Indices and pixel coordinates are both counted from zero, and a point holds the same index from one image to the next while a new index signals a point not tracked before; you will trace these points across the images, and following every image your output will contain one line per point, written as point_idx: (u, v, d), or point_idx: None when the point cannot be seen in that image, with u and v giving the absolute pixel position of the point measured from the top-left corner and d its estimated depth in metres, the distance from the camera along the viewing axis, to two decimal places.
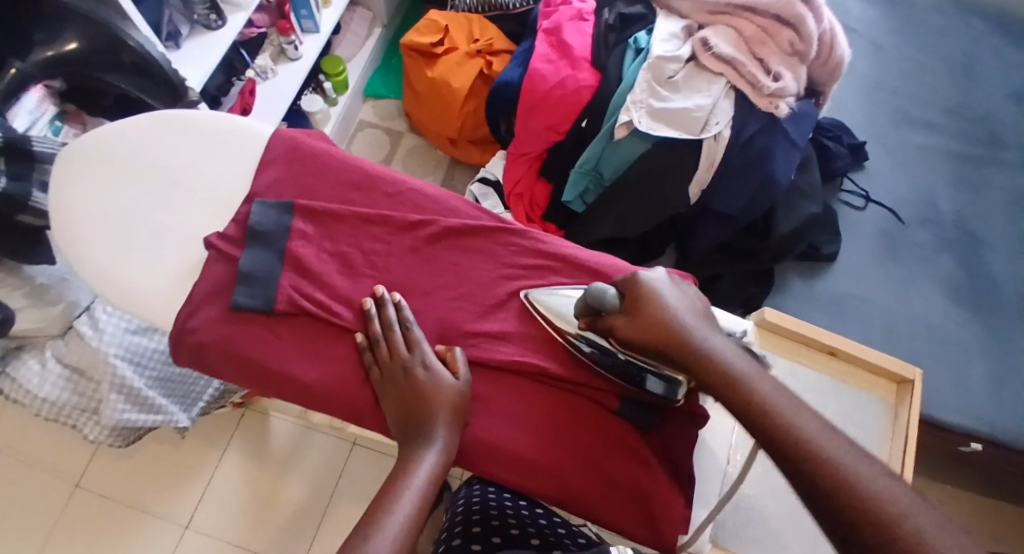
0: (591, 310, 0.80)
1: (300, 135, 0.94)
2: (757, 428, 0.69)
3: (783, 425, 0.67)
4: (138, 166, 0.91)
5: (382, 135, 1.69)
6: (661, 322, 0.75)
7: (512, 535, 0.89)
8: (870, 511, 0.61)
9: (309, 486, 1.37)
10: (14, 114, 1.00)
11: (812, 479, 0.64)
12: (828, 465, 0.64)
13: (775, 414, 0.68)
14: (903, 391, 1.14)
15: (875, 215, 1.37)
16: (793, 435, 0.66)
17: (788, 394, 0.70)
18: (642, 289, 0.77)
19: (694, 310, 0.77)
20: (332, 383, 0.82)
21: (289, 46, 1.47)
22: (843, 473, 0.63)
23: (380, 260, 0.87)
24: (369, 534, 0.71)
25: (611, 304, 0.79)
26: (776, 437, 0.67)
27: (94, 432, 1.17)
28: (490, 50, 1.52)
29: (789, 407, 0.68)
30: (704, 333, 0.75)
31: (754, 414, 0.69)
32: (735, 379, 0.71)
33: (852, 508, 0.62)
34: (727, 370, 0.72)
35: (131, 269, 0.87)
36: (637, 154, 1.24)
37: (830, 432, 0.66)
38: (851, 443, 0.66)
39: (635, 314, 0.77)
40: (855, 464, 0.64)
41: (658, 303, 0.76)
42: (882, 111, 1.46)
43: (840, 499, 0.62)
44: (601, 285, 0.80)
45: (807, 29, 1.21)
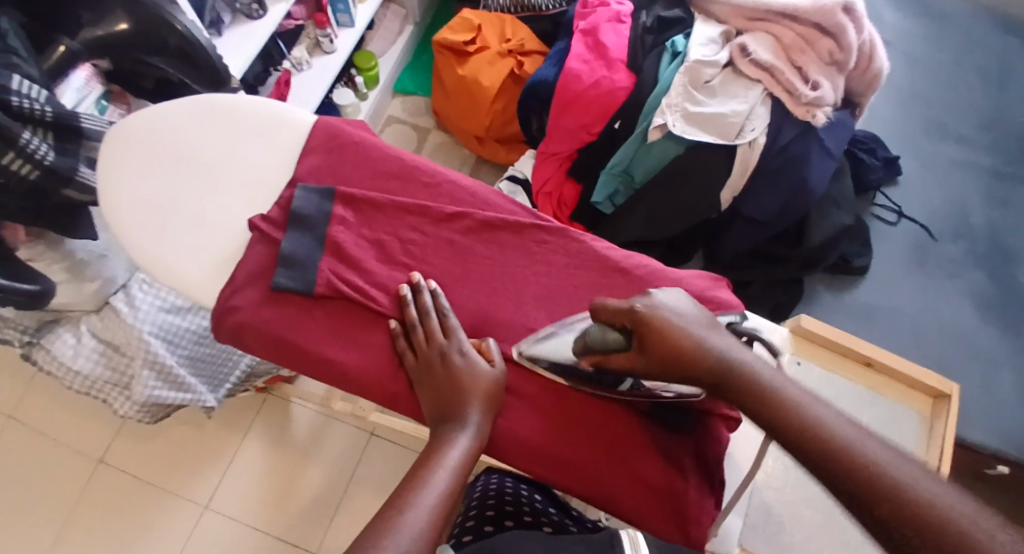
0: (594, 349, 0.78)
1: (341, 124, 0.95)
2: (791, 444, 0.67)
3: (816, 436, 0.66)
4: (182, 150, 0.93)
5: (411, 132, 1.71)
6: (670, 342, 0.74)
7: (524, 521, 0.92)
8: (915, 514, 0.60)
9: (328, 472, 1.39)
10: (62, 91, 1.01)
11: (850, 486, 0.63)
12: (865, 472, 0.63)
13: (809, 428, 0.67)
14: (940, 405, 1.14)
15: (908, 230, 1.36)
16: (827, 446, 0.65)
17: (820, 401, 0.69)
18: (638, 311, 0.76)
19: (705, 329, 0.76)
20: (368, 367, 0.84)
21: (325, 39, 1.48)
22: (881, 477, 0.62)
23: (417, 248, 0.89)
24: (404, 508, 0.71)
25: (613, 340, 0.77)
26: (812, 451, 0.66)
27: (124, 406, 1.21)
28: (522, 50, 1.53)
29: (819, 415, 0.67)
30: (722, 346, 0.74)
31: (780, 423, 0.68)
32: (762, 389, 0.70)
33: (895, 513, 0.61)
34: (753, 380, 0.71)
35: (174, 247, 0.89)
36: (670, 156, 1.24)
37: (864, 434, 0.65)
38: (888, 445, 0.65)
39: (639, 343, 0.75)
40: (897, 468, 0.62)
41: (668, 330, 0.74)
42: (916, 123, 1.45)
43: (887, 511, 0.61)
44: (592, 326, 0.79)
45: (847, 38, 1.19)
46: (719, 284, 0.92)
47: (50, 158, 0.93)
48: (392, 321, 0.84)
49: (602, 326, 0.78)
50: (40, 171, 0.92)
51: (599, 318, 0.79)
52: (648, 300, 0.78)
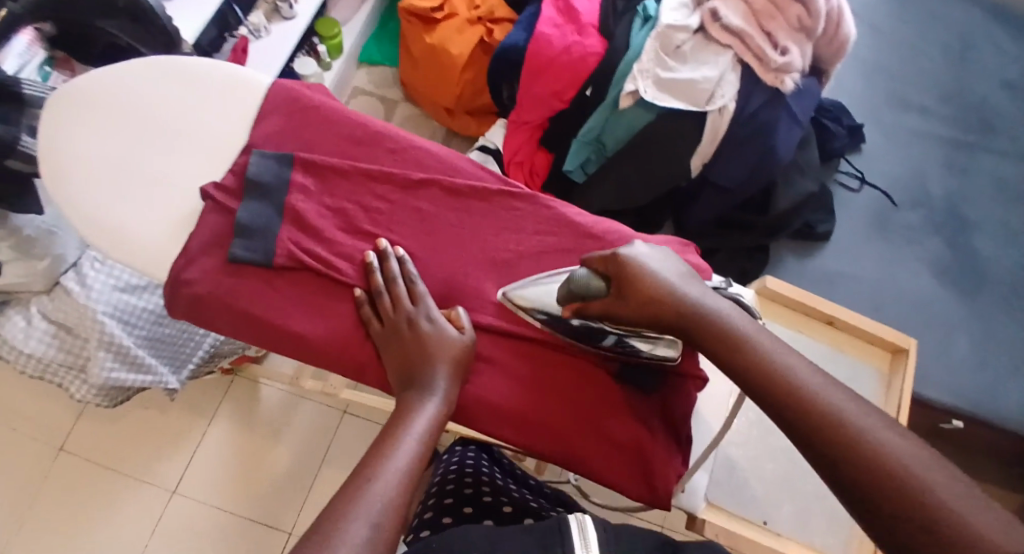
0: (575, 295, 0.78)
1: (300, 87, 0.91)
2: (757, 390, 0.68)
3: (783, 381, 0.67)
4: (132, 113, 0.88)
5: (377, 103, 1.66)
6: (645, 286, 0.74)
7: (482, 506, 0.90)
8: (866, 454, 0.61)
9: (298, 452, 1.35)
10: (4, 57, 0.96)
11: (808, 431, 0.64)
12: (825, 417, 0.64)
13: (777, 374, 0.68)
14: (898, 361, 1.14)
15: (869, 197, 1.36)
16: (793, 391, 0.66)
17: (789, 350, 0.70)
18: (620, 255, 0.76)
19: (682, 279, 0.76)
20: (332, 338, 0.80)
21: (285, 4, 1.43)
22: (840, 423, 0.63)
23: (383, 217, 0.85)
24: (372, 478, 0.68)
25: (595, 286, 0.77)
26: (778, 396, 0.67)
27: (81, 390, 1.15)
28: (492, 18, 1.47)
29: (787, 362, 0.68)
30: (697, 296, 0.74)
31: (748, 371, 0.69)
32: (733, 339, 0.71)
33: (850, 458, 0.61)
34: (724, 330, 0.72)
35: (124, 219, 0.85)
36: (642, 123, 1.21)
37: (829, 384, 0.66)
38: (850, 394, 0.65)
39: (619, 286, 0.76)
40: (855, 414, 0.63)
41: (647, 276, 0.75)
42: (879, 93, 1.44)
43: (842, 452, 0.62)
44: (578, 270, 0.78)
45: (816, 4, 1.17)
46: (687, 248, 0.91)
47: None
48: (358, 289, 0.81)
49: (588, 271, 0.78)
50: None
51: (587, 266, 0.79)
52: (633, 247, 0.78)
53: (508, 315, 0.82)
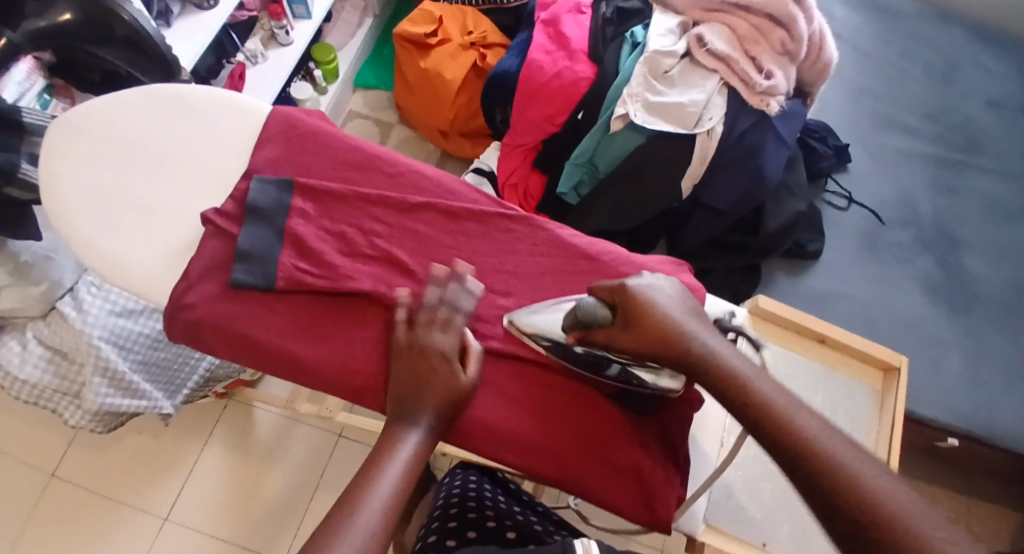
0: (582, 324, 0.78)
1: (298, 113, 0.92)
2: (756, 429, 0.67)
3: (782, 422, 0.66)
4: (134, 139, 0.89)
5: (373, 126, 1.68)
6: (652, 319, 0.74)
7: (486, 529, 0.90)
8: (862, 499, 0.60)
9: (294, 478, 1.35)
10: (4, 84, 0.96)
11: (807, 475, 0.63)
12: (824, 462, 0.63)
13: (777, 415, 0.66)
14: (890, 379, 1.15)
15: (859, 216, 1.38)
16: (792, 432, 0.65)
17: (787, 392, 0.69)
18: (630, 288, 0.77)
19: (687, 315, 0.76)
20: (328, 362, 0.81)
21: (281, 31, 1.44)
22: (839, 468, 0.62)
23: (381, 240, 0.86)
24: (355, 509, 0.69)
25: (601, 316, 0.77)
26: (775, 435, 0.66)
27: (75, 415, 1.14)
28: (484, 43, 1.51)
29: (788, 404, 0.67)
30: (700, 332, 0.74)
31: (750, 413, 0.68)
32: (732, 377, 0.70)
33: (849, 503, 0.60)
34: (724, 369, 0.71)
35: (123, 244, 0.85)
36: (633, 146, 1.23)
37: (828, 429, 0.65)
38: (849, 439, 0.64)
39: (625, 317, 0.76)
40: (854, 460, 0.62)
41: (652, 309, 0.75)
42: (865, 116, 1.46)
43: (838, 495, 0.61)
44: (585, 299, 0.79)
45: (798, 29, 1.20)
46: (681, 268, 0.92)
47: None
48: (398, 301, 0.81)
49: (596, 300, 0.78)
50: None
51: (596, 296, 0.79)
52: (643, 281, 0.78)
53: (509, 339, 0.83)
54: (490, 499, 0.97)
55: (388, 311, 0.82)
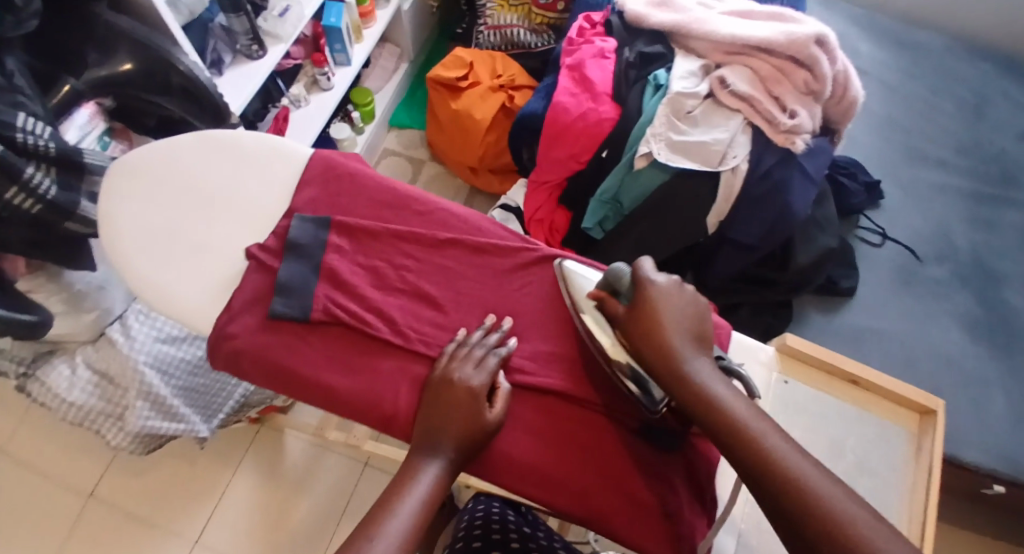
0: (609, 287, 0.85)
1: (337, 156, 0.98)
2: (731, 449, 0.73)
3: (754, 445, 0.72)
4: (185, 178, 0.95)
5: (406, 162, 1.74)
6: (659, 319, 0.79)
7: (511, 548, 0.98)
8: (829, 523, 0.66)
9: (321, 504, 1.39)
10: (66, 128, 1.02)
11: (780, 501, 0.69)
12: (796, 489, 0.68)
13: (750, 440, 0.72)
14: (926, 422, 1.07)
15: (894, 252, 1.39)
16: (763, 456, 0.71)
17: (761, 416, 0.74)
18: (651, 282, 0.82)
19: (687, 324, 0.80)
20: (359, 392, 0.85)
21: (323, 77, 1.50)
22: (810, 495, 0.68)
23: (411, 275, 0.91)
24: (373, 538, 0.73)
25: (624, 292, 0.84)
26: (747, 457, 0.72)
27: (118, 437, 1.20)
28: (512, 85, 1.57)
29: (760, 428, 0.73)
30: (692, 350, 0.78)
31: (729, 437, 0.73)
32: (708, 398, 0.75)
33: (818, 530, 0.66)
34: (702, 391, 0.76)
35: (174, 278, 0.91)
36: (657, 184, 1.27)
37: (796, 452, 0.71)
38: (815, 462, 0.70)
39: (636, 305, 0.81)
40: (819, 484, 0.68)
41: (659, 309, 0.80)
42: (895, 151, 1.48)
43: (805, 518, 0.67)
44: (619, 265, 0.85)
45: (821, 69, 1.22)
46: None
47: (53, 192, 0.94)
48: (443, 347, 0.86)
49: (626, 270, 0.85)
50: (43, 205, 0.94)
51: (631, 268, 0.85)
52: (669, 278, 0.83)
53: (531, 373, 0.87)
54: (513, 522, 1.03)
55: (414, 344, 0.86)
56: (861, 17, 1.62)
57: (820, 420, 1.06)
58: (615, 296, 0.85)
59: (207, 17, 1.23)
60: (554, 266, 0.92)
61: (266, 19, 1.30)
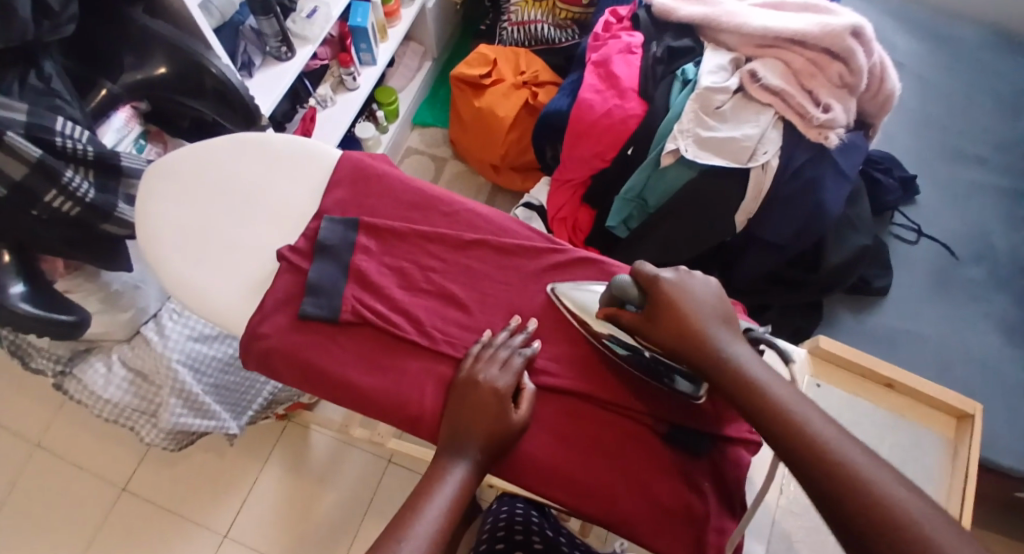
0: (616, 300, 0.85)
1: (365, 157, 0.99)
2: (773, 433, 0.72)
3: (796, 428, 0.71)
4: (220, 180, 0.97)
5: (429, 162, 1.74)
6: (680, 314, 0.80)
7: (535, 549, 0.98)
8: (874, 505, 0.65)
9: (345, 501, 1.40)
10: (103, 132, 1.05)
11: (820, 479, 0.68)
12: (835, 468, 0.68)
13: (792, 422, 0.72)
14: (964, 428, 1.05)
15: (929, 250, 1.37)
16: (806, 438, 0.70)
17: (804, 400, 0.74)
18: (660, 280, 0.82)
19: (715, 317, 0.80)
20: (387, 393, 0.85)
21: (349, 77, 1.52)
22: (848, 473, 0.67)
23: (437, 276, 0.91)
24: (402, 539, 0.74)
25: (635, 300, 0.83)
26: (789, 440, 0.71)
27: (151, 433, 1.22)
28: (536, 82, 1.57)
29: (802, 411, 0.72)
30: (726, 339, 0.79)
31: (766, 417, 0.73)
32: (748, 383, 0.75)
33: (862, 512, 0.65)
34: (743, 376, 0.76)
35: (206, 278, 0.93)
36: (684, 180, 1.26)
37: (841, 435, 0.70)
38: (859, 445, 0.69)
39: (653, 308, 0.82)
40: (864, 465, 0.67)
41: (684, 302, 0.81)
42: (932, 147, 1.46)
43: (848, 499, 0.66)
44: (621, 276, 0.85)
45: (857, 62, 1.20)
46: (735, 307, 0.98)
47: (91, 196, 0.97)
48: (469, 348, 0.86)
49: (629, 277, 0.85)
50: (81, 208, 0.96)
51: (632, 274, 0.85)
52: (676, 272, 0.84)
53: (555, 374, 0.87)
54: (536, 524, 1.04)
55: (440, 344, 0.87)
56: (897, 9, 1.60)
57: (852, 423, 1.05)
58: (623, 306, 0.84)
59: (238, 20, 1.25)
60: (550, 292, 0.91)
61: (295, 20, 1.31)
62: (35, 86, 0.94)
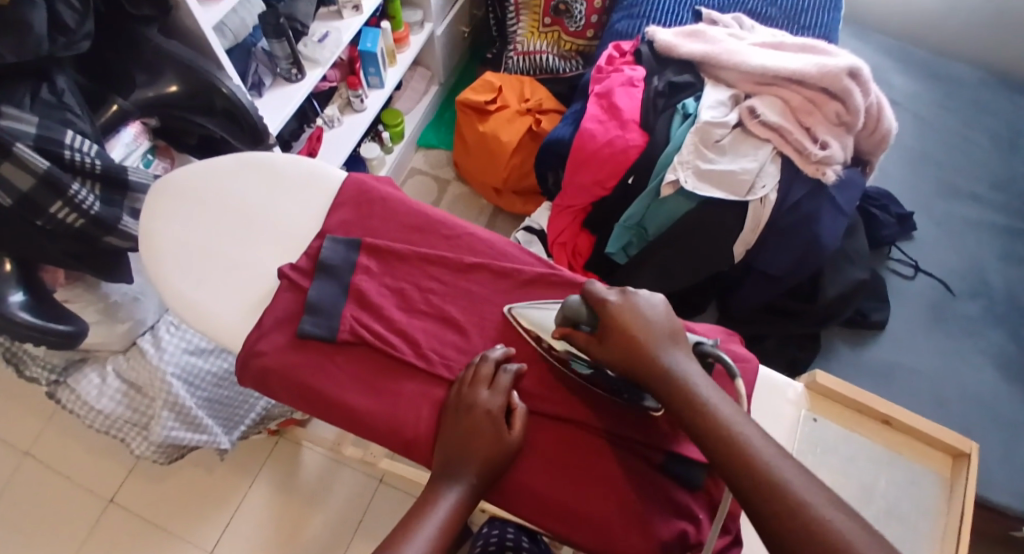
0: (569, 321, 0.85)
1: (369, 179, 1.00)
2: (714, 453, 0.73)
3: (737, 449, 0.72)
4: (223, 200, 0.98)
5: (432, 182, 1.76)
6: (630, 335, 0.80)
7: None
8: (811, 527, 0.67)
9: (334, 520, 1.39)
10: (113, 145, 1.06)
11: (770, 516, 0.69)
12: (787, 500, 0.69)
13: (733, 442, 0.73)
14: (959, 465, 1.05)
15: (924, 286, 1.38)
16: (746, 459, 0.72)
17: (746, 418, 0.75)
18: (607, 301, 0.82)
19: (666, 332, 0.81)
20: (383, 415, 0.85)
21: (355, 99, 1.53)
22: (786, 492, 0.69)
23: (436, 298, 0.92)
24: None
25: (587, 318, 0.83)
26: (731, 461, 0.72)
27: (141, 445, 1.22)
28: (540, 109, 1.59)
29: (743, 430, 0.74)
30: (677, 354, 0.79)
31: (714, 443, 0.74)
32: (693, 400, 0.76)
33: (800, 532, 0.67)
34: (688, 392, 0.76)
35: (207, 294, 0.93)
36: (682, 212, 1.27)
37: (779, 453, 0.72)
38: (795, 463, 0.72)
39: (604, 330, 0.81)
40: (800, 485, 0.70)
41: (636, 317, 0.81)
42: (928, 183, 1.48)
43: (785, 522, 0.68)
44: (573, 297, 0.85)
45: (854, 101, 1.22)
46: (732, 338, 1.00)
47: (97, 208, 0.97)
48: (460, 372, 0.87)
49: (580, 298, 0.85)
50: (86, 220, 0.96)
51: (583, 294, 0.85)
52: (623, 291, 0.84)
53: (547, 400, 0.87)
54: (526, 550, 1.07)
55: (437, 367, 0.87)
56: (894, 49, 1.62)
57: (850, 458, 1.05)
58: (577, 327, 0.84)
59: (251, 41, 1.27)
60: (505, 312, 0.91)
61: (307, 44, 1.33)
62: (47, 100, 0.95)
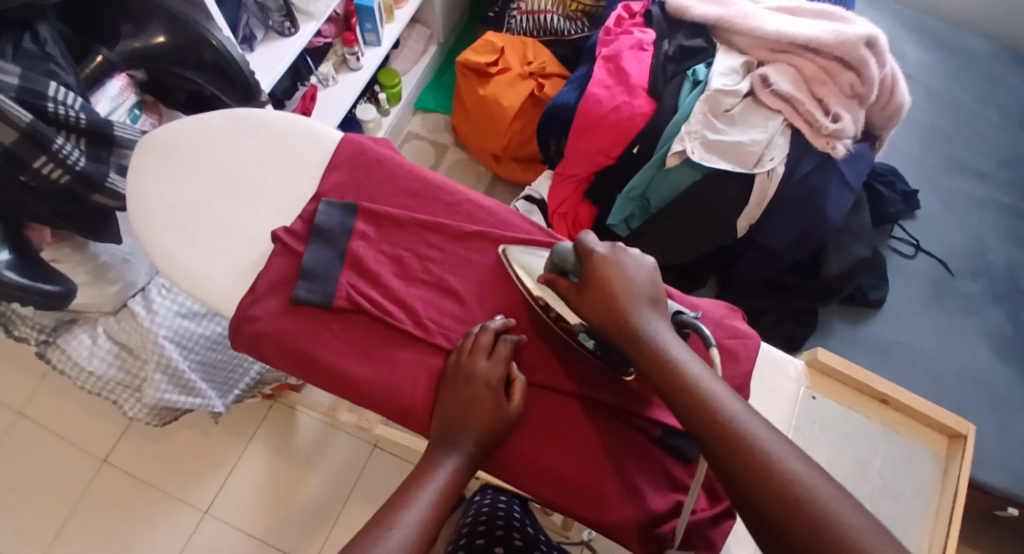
0: (557, 268, 0.83)
1: (366, 141, 0.97)
2: (685, 413, 0.72)
3: (707, 408, 0.70)
4: (214, 159, 0.95)
5: (429, 147, 1.72)
6: (610, 288, 0.78)
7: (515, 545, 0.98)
8: (774, 485, 0.66)
9: (329, 483, 1.39)
10: (97, 99, 1.02)
11: (734, 476, 0.67)
12: (754, 457, 0.67)
13: (704, 401, 0.71)
14: (955, 446, 1.05)
15: (926, 265, 1.35)
16: (716, 418, 0.70)
17: (718, 378, 0.73)
18: (595, 252, 0.80)
19: (645, 292, 0.79)
20: (380, 384, 0.84)
21: (353, 57, 1.49)
22: (753, 450, 0.67)
23: (435, 266, 0.90)
24: (391, 526, 0.72)
25: (574, 268, 0.82)
26: (700, 419, 0.70)
27: (134, 409, 1.21)
28: (543, 73, 1.55)
29: (714, 390, 0.71)
30: (655, 315, 0.77)
31: (684, 402, 0.72)
32: (665, 359, 0.74)
33: (763, 491, 0.66)
34: (660, 352, 0.74)
35: (198, 256, 0.90)
36: (688, 182, 1.24)
37: (748, 411, 0.70)
38: (765, 422, 0.70)
39: (586, 283, 0.80)
40: (768, 443, 0.68)
41: (615, 277, 0.79)
42: (936, 159, 1.44)
43: (749, 480, 0.66)
44: (563, 244, 0.83)
45: (869, 73, 1.18)
46: (734, 314, 0.97)
47: (82, 163, 0.94)
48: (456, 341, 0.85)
49: (570, 247, 0.83)
50: (71, 176, 0.94)
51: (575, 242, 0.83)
52: (613, 246, 0.82)
53: (543, 370, 0.85)
54: (517, 520, 1.04)
55: (435, 336, 0.85)
56: (909, 18, 1.58)
57: (847, 438, 1.03)
58: (564, 275, 0.83)
59: None
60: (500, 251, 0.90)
61: None
62: (28, 50, 0.92)
